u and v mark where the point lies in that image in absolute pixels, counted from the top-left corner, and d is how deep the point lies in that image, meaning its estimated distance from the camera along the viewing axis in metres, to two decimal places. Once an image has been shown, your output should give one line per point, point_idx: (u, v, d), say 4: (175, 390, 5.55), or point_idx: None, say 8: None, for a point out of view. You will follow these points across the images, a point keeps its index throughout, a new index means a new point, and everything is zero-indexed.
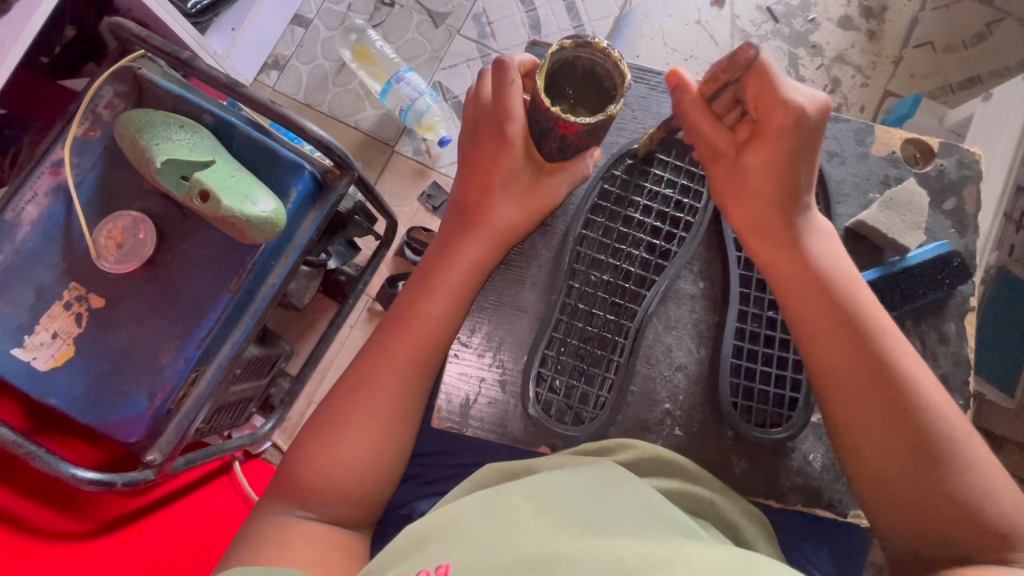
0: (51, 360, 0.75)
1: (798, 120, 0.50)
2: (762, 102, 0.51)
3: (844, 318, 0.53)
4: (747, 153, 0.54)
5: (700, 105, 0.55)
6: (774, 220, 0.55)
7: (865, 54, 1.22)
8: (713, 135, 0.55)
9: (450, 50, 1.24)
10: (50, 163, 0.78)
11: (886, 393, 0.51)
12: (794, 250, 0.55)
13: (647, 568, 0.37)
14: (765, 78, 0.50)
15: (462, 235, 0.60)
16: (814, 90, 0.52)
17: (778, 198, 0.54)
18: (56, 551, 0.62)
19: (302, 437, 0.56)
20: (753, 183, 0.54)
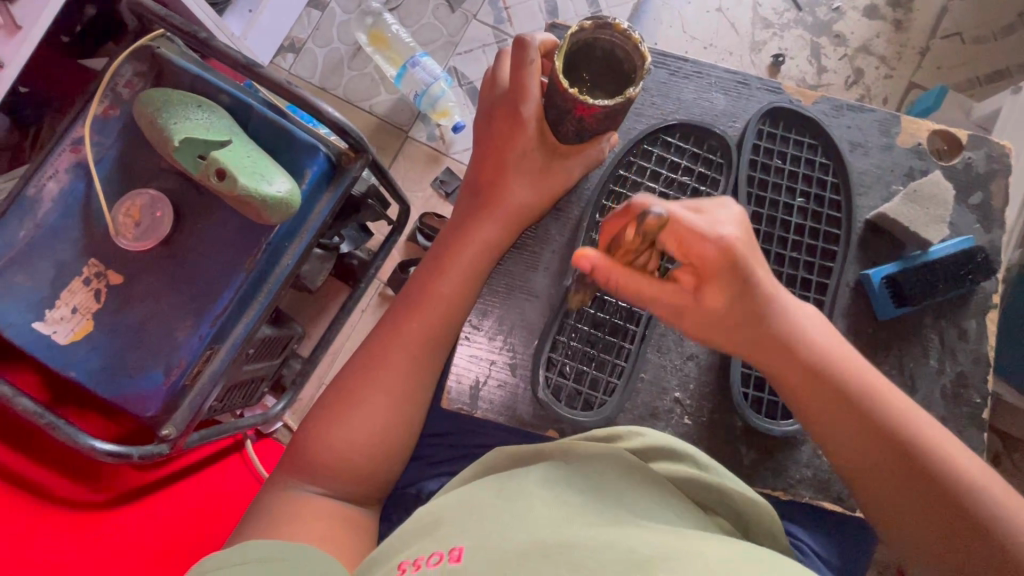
0: (71, 334, 0.76)
1: (731, 247, 0.46)
2: (684, 243, 0.46)
3: (846, 410, 0.50)
4: (702, 291, 0.49)
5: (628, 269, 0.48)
6: (758, 335, 0.51)
7: (890, 45, 1.19)
8: (657, 295, 0.49)
9: (466, 35, 1.23)
10: (71, 141, 0.79)
11: (902, 474, 0.49)
12: (786, 348, 0.51)
13: (661, 558, 0.37)
14: (678, 219, 0.45)
15: (474, 216, 0.60)
16: (722, 205, 0.48)
17: (754, 311, 0.50)
18: (74, 520, 0.64)
19: (314, 413, 0.57)
20: (718, 315, 0.50)
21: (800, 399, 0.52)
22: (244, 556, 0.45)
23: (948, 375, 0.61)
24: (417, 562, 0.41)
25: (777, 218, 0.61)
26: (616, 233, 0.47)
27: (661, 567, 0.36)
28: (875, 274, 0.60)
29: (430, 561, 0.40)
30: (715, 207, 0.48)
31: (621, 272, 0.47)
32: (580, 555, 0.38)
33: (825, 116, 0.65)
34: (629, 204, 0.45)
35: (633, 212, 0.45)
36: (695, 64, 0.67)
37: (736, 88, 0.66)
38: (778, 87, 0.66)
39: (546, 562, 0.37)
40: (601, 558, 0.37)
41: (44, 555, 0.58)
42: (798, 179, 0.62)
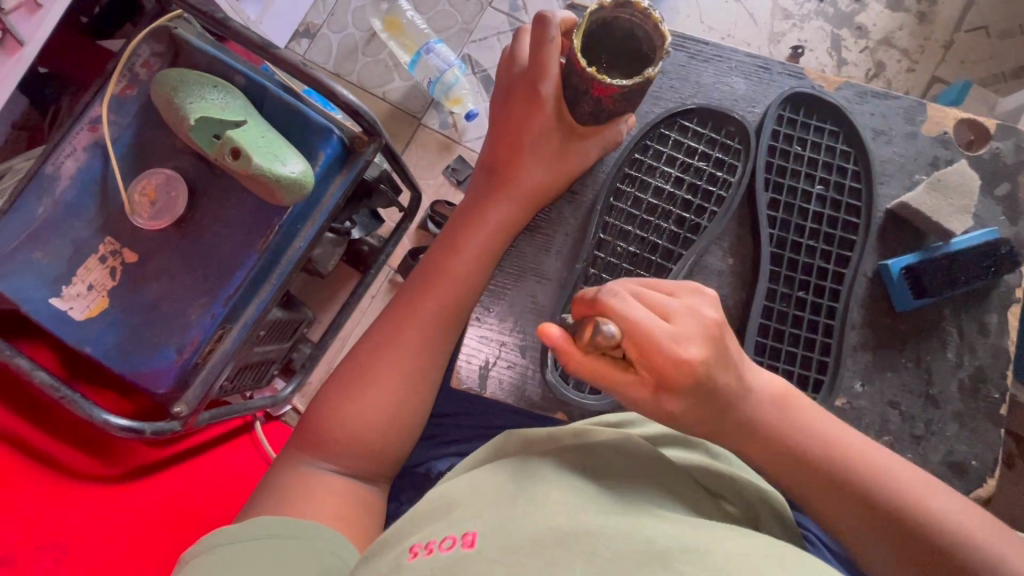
0: (87, 310, 0.77)
1: (691, 363, 0.41)
2: (644, 352, 0.40)
3: (830, 488, 0.47)
4: (663, 398, 0.43)
5: (587, 362, 0.42)
6: (723, 427, 0.48)
7: (913, 37, 1.16)
8: (618, 386, 0.43)
9: (481, 22, 1.22)
10: (89, 120, 0.80)
11: (903, 545, 0.46)
12: (754, 440, 0.48)
13: (679, 550, 0.37)
14: (641, 329, 0.40)
15: (489, 195, 0.60)
16: (694, 309, 0.43)
17: (720, 405, 0.46)
18: (87, 493, 0.65)
19: (327, 390, 0.57)
20: (681, 419, 0.45)
21: (781, 477, 0.49)
22: (253, 532, 0.47)
23: (966, 369, 0.60)
24: (429, 545, 0.40)
25: (794, 205, 0.60)
26: (580, 318, 0.41)
27: (679, 559, 0.36)
28: (895, 264, 0.59)
29: (443, 545, 0.40)
30: (678, 302, 0.43)
31: (581, 361, 0.42)
32: (599, 543, 0.37)
33: (848, 103, 0.64)
34: (597, 300, 0.40)
35: (596, 310, 0.40)
36: (715, 48, 0.66)
37: (757, 73, 0.65)
38: (800, 72, 0.65)
39: (561, 546, 0.37)
40: (619, 547, 0.37)
41: (62, 522, 0.60)
42: (817, 166, 0.61)
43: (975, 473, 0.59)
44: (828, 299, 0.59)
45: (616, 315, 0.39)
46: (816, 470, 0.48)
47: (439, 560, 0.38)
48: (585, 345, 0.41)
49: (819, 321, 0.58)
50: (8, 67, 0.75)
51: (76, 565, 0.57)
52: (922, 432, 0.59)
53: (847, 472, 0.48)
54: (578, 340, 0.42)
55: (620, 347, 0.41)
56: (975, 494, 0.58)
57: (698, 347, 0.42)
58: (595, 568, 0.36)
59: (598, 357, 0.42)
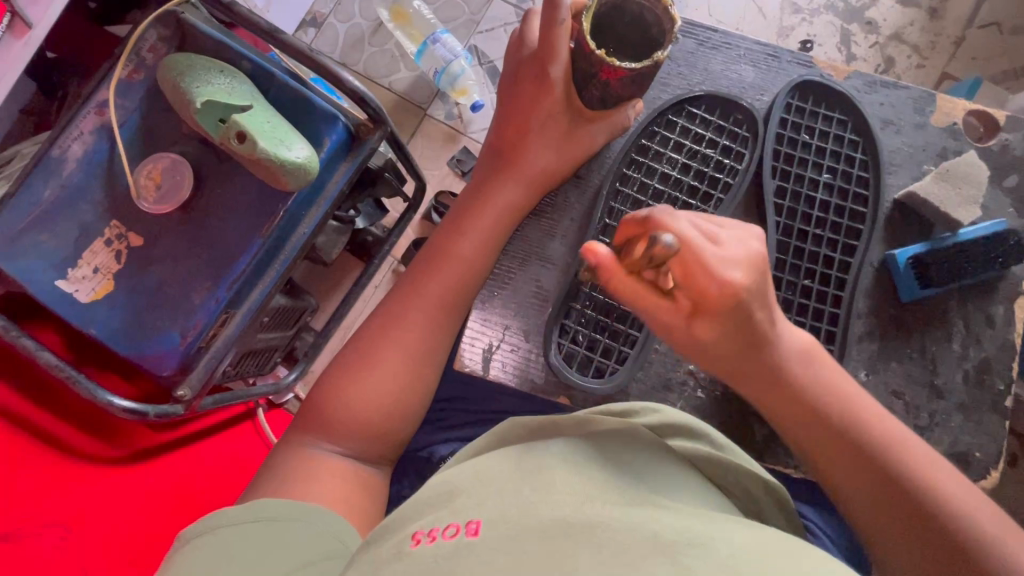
0: (92, 293, 0.77)
1: (738, 291, 0.42)
2: (691, 272, 0.41)
3: (831, 436, 0.48)
4: (696, 324, 0.45)
5: (630, 276, 0.42)
6: (750, 363, 0.48)
7: (924, 33, 1.15)
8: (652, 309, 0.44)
9: (488, 13, 1.21)
10: (96, 103, 0.80)
11: (889, 500, 0.47)
12: (778, 375, 0.49)
13: (685, 543, 0.37)
14: (692, 249, 0.40)
15: (496, 179, 0.60)
16: (742, 239, 0.43)
17: (752, 344, 0.47)
18: (91, 474, 0.66)
19: (330, 373, 0.58)
20: (711, 349, 0.47)
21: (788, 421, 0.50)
22: (253, 515, 0.48)
23: (972, 361, 0.60)
24: (432, 533, 0.40)
25: (801, 193, 0.59)
26: (629, 238, 0.41)
27: (687, 552, 0.36)
28: (901, 255, 0.59)
29: (446, 533, 0.40)
30: (731, 238, 0.43)
31: (623, 281, 0.42)
32: (605, 534, 0.38)
33: (857, 92, 0.63)
34: (651, 217, 0.40)
35: (649, 226, 0.40)
36: (724, 35, 0.65)
37: (765, 60, 0.65)
38: (808, 61, 0.65)
39: (567, 538, 0.37)
40: (625, 538, 0.37)
41: (69, 501, 0.61)
42: (824, 155, 0.60)
43: (978, 465, 0.59)
44: (834, 288, 0.58)
45: (671, 230, 0.40)
46: (826, 421, 0.49)
47: (442, 547, 0.39)
48: (631, 264, 0.42)
49: (824, 310, 0.58)
50: (15, 50, 0.75)
51: (84, 542, 0.59)
52: (926, 423, 0.59)
53: (852, 422, 0.48)
54: (623, 260, 0.42)
55: (671, 266, 0.41)
56: (977, 486, 0.58)
57: (743, 273, 0.43)
58: (602, 560, 0.36)
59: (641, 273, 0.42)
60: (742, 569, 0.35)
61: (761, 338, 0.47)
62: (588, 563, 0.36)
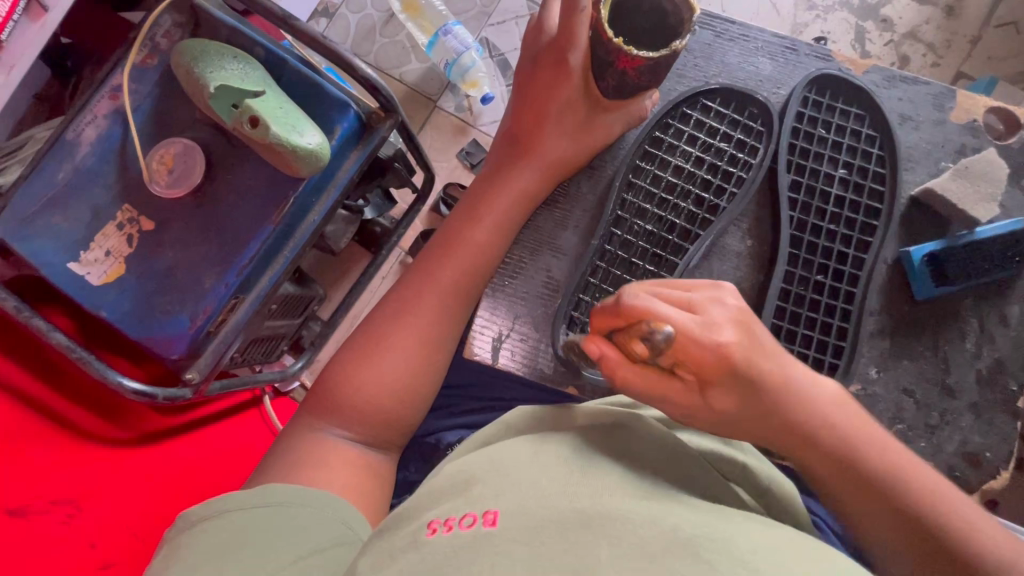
0: (103, 276, 0.78)
1: (730, 352, 0.43)
2: (682, 349, 0.41)
3: (866, 486, 0.46)
4: (707, 393, 0.44)
5: (631, 363, 0.43)
6: (777, 423, 0.46)
7: (940, 32, 1.14)
8: (662, 391, 0.45)
9: (499, 5, 1.21)
10: (110, 88, 0.80)
11: (927, 551, 0.45)
12: (807, 435, 0.47)
13: (705, 538, 0.36)
14: (681, 328, 0.41)
15: (510, 167, 0.60)
16: (718, 299, 0.44)
17: (765, 406, 0.45)
18: (100, 455, 0.66)
19: (340, 358, 0.58)
20: (727, 415, 0.46)
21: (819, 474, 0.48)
22: (266, 499, 0.48)
23: (985, 360, 0.60)
24: (448, 522, 0.40)
25: (816, 188, 0.59)
26: (613, 331, 0.41)
27: (706, 547, 0.36)
28: (916, 252, 0.58)
29: (463, 523, 0.40)
30: (705, 300, 0.44)
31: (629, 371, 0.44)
32: (623, 528, 0.37)
33: (875, 87, 0.63)
34: (624, 304, 0.40)
35: (629, 317, 0.40)
36: (742, 27, 0.65)
37: (783, 53, 0.64)
38: (827, 54, 0.64)
39: (583, 529, 0.37)
40: (643, 533, 0.37)
41: (77, 479, 0.61)
42: (841, 149, 0.60)
43: (988, 464, 0.58)
44: (847, 283, 0.58)
45: (653, 316, 0.39)
46: (856, 471, 0.47)
47: (460, 537, 0.39)
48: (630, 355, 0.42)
49: (836, 305, 0.58)
50: (32, 34, 0.75)
51: (93, 520, 0.60)
52: (937, 421, 0.59)
53: (888, 475, 0.46)
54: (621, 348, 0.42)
55: (667, 354, 0.41)
56: (986, 486, 0.58)
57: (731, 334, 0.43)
58: (620, 553, 0.35)
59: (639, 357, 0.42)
60: (760, 569, 0.34)
61: (778, 398, 0.45)
62: (607, 555, 0.35)
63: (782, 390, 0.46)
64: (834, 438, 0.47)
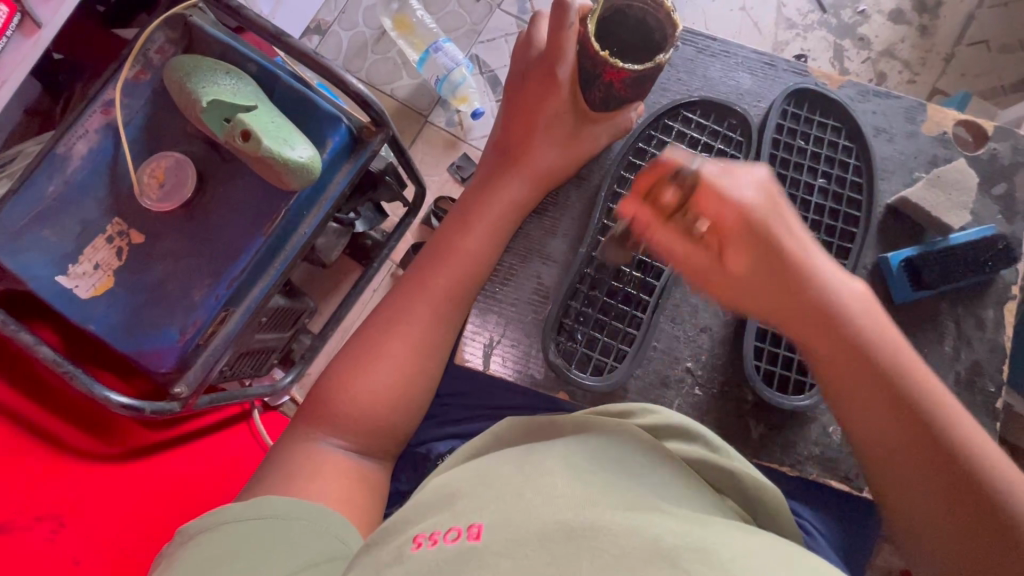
0: (92, 289, 0.77)
1: (752, 213, 0.45)
2: (702, 202, 0.45)
3: (872, 376, 0.46)
4: (727, 256, 0.47)
5: (656, 210, 0.47)
6: (796, 302, 0.46)
7: (915, 49, 1.18)
8: (683, 255, 0.48)
9: (489, 24, 1.24)
10: (102, 102, 0.81)
11: (922, 452, 0.45)
12: (826, 320, 0.46)
13: (689, 548, 0.37)
14: (708, 180, 0.44)
15: (500, 176, 0.62)
16: (751, 170, 0.46)
17: (787, 276, 0.46)
18: (85, 471, 0.65)
19: (332, 369, 0.58)
20: (745, 287, 0.47)
21: (826, 365, 0.47)
22: (255, 513, 0.47)
23: (963, 364, 0.61)
24: (433, 536, 0.40)
25: (797, 197, 0.61)
26: (652, 182, 0.46)
27: (688, 557, 0.36)
28: (893, 258, 0.60)
29: (448, 537, 0.40)
30: (743, 169, 0.46)
31: (660, 232, 0.48)
32: (605, 538, 0.37)
33: (851, 101, 0.65)
34: (658, 163, 0.45)
35: (661, 167, 0.45)
36: (722, 44, 0.67)
37: (762, 69, 0.66)
38: (803, 70, 0.66)
39: (569, 542, 0.37)
40: (625, 543, 0.37)
41: (61, 494, 0.60)
42: (820, 160, 0.62)
43: None
44: None
45: (680, 164, 0.45)
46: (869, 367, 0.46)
47: (444, 552, 0.39)
48: (659, 205, 0.47)
49: None
50: (25, 50, 0.76)
51: (77, 537, 0.58)
52: None
53: (894, 367, 0.46)
54: (650, 202, 0.47)
55: (695, 200, 0.45)
56: None
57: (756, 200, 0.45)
58: (603, 564, 0.36)
59: (664, 198, 0.46)
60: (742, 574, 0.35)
61: (801, 278, 0.46)
62: (589, 567, 0.36)
63: (805, 271, 0.46)
64: (853, 325, 0.46)
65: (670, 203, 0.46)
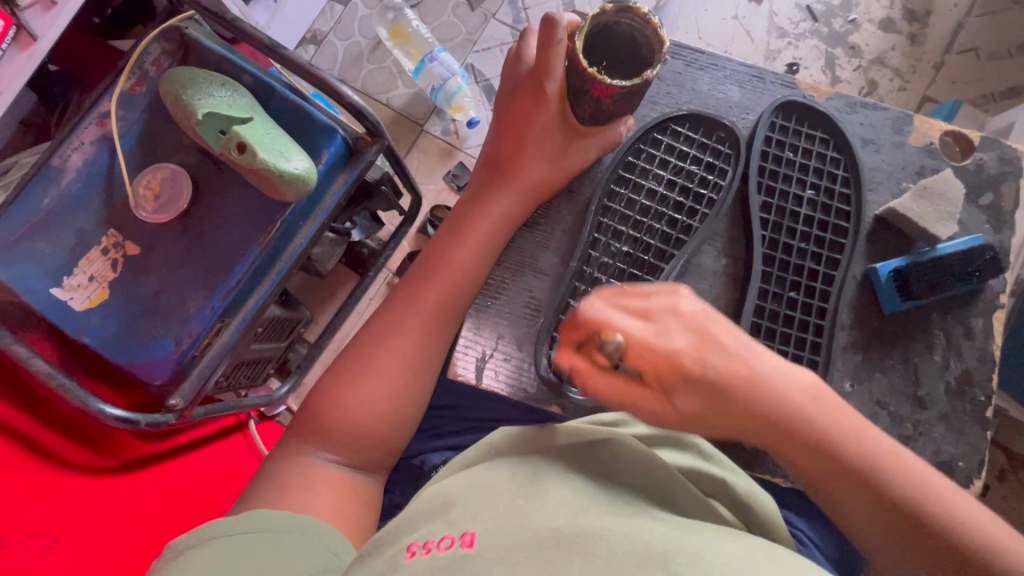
0: (87, 301, 0.77)
1: (682, 355, 0.43)
2: (636, 359, 0.43)
3: (847, 476, 0.45)
4: (672, 396, 0.44)
5: (602, 367, 0.44)
6: (749, 427, 0.45)
7: (905, 58, 1.19)
8: (636, 403, 0.44)
9: (484, 33, 1.25)
10: (98, 115, 0.81)
11: (910, 540, 0.44)
12: (783, 437, 0.45)
13: (681, 554, 0.37)
14: (635, 337, 0.42)
15: (491, 190, 0.62)
16: (669, 301, 0.44)
17: (736, 400, 0.44)
18: (78, 484, 0.65)
19: (325, 381, 0.58)
20: (697, 418, 0.44)
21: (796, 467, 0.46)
22: (249, 526, 0.47)
23: (953, 372, 0.62)
24: (427, 545, 0.40)
25: (786, 208, 0.62)
26: (584, 341, 0.44)
27: (678, 561, 0.36)
28: (882, 268, 0.61)
29: (442, 545, 0.40)
30: (661, 292, 0.44)
31: (602, 380, 0.44)
32: (597, 544, 0.38)
33: (838, 113, 0.66)
34: (582, 319, 0.42)
35: (587, 327, 0.42)
36: (712, 57, 0.68)
37: (751, 81, 0.67)
38: (792, 82, 0.67)
39: (561, 548, 0.37)
40: (617, 549, 0.37)
41: (54, 508, 0.60)
42: (808, 172, 0.62)
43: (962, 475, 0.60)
44: (819, 299, 0.60)
45: (607, 326, 0.42)
46: (837, 468, 0.45)
47: (438, 559, 0.39)
48: (598, 362, 0.44)
49: (810, 321, 0.59)
50: (19, 62, 0.76)
51: (69, 551, 0.58)
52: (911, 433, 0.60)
53: (861, 461, 0.44)
54: (589, 358, 0.44)
55: (628, 357, 0.43)
56: None
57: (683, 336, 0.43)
58: (595, 568, 0.36)
59: (602, 359, 0.44)
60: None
61: (750, 403, 0.44)
62: (580, 571, 0.36)
63: (749, 385, 0.44)
64: (815, 435, 0.45)
65: (607, 369, 0.44)
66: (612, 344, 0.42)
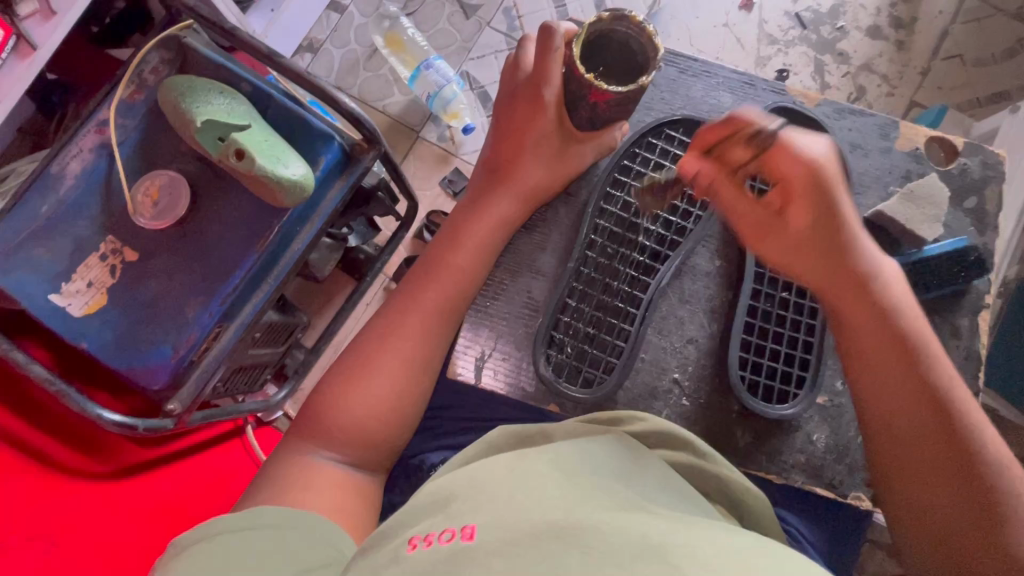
0: (85, 307, 0.78)
1: (818, 168, 0.52)
2: (776, 157, 0.52)
3: (897, 343, 0.52)
4: (788, 212, 0.54)
5: (728, 176, 0.54)
6: (839, 268, 0.53)
7: (892, 64, 1.22)
8: (742, 209, 0.54)
9: (479, 41, 1.26)
10: (96, 122, 0.82)
11: (929, 423, 0.51)
12: (863, 288, 0.53)
13: (675, 546, 0.38)
14: (781, 147, 0.51)
15: (490, 193, 0.63)
16: (813, 142, 0.53)
17: (836, 245, 0.53)
18: (76, 489, 0.65)
19: (324, 384, 0.59)
20: (804, 237, 0.54)
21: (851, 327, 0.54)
22: (250, 522, 0.48)
23: None
24: (428, 537, 0.41)
25: None
26: (717, 147, 0.52)
27: (675, 553, 0.37)
28: None
29: (442, 538, 0.41)
30: (809, 135, 0.53)
31: (722, 180, 0.54)
32: (594, 537, 0.38)
33: (827, 118, 0.68)
34: (730, 118, 0.51)
35: (736, 125, 0.51)
36: (704, 64, 0.70)
37: (742, 88, 0.69)
38: (782, 89, 0.69)
39: (559, 542, 0.38)
40: (614, 542, 0.38)
41: (52, 514, 0.60)
42: None
43: None
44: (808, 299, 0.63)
45: (755, 121, 0.51)
46: (892, 331, 0.53)
47: (438, 551, 0.40)
48: (728, 164, 0.53)
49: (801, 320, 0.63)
50: (19, 71, 0.76)
51: (68, 556, 0.58)
52: None
53: (916, 338, 0.53)
54: (716, 159, 0.53)
55: (764, 161, 0.53)
56: None
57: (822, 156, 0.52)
58: (592, 562, 0.36)
59: (733, 151, 0.52)
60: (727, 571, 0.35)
61: (849, 247, 0.53)
62: (578, 564, 0.36)
63: (853, 238, 0.54)
64: (890, 305, 0.53)
65: (738, 156, 0.52)
66: (752, 138, 0.51)
